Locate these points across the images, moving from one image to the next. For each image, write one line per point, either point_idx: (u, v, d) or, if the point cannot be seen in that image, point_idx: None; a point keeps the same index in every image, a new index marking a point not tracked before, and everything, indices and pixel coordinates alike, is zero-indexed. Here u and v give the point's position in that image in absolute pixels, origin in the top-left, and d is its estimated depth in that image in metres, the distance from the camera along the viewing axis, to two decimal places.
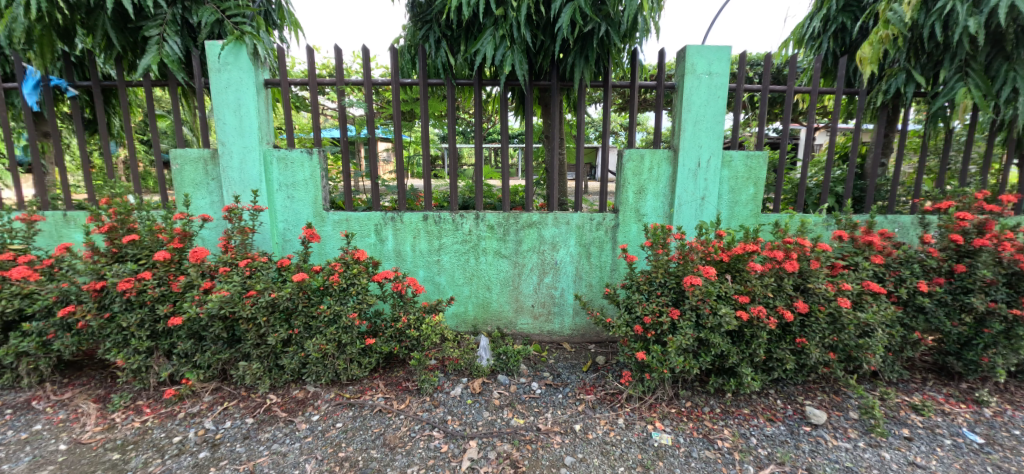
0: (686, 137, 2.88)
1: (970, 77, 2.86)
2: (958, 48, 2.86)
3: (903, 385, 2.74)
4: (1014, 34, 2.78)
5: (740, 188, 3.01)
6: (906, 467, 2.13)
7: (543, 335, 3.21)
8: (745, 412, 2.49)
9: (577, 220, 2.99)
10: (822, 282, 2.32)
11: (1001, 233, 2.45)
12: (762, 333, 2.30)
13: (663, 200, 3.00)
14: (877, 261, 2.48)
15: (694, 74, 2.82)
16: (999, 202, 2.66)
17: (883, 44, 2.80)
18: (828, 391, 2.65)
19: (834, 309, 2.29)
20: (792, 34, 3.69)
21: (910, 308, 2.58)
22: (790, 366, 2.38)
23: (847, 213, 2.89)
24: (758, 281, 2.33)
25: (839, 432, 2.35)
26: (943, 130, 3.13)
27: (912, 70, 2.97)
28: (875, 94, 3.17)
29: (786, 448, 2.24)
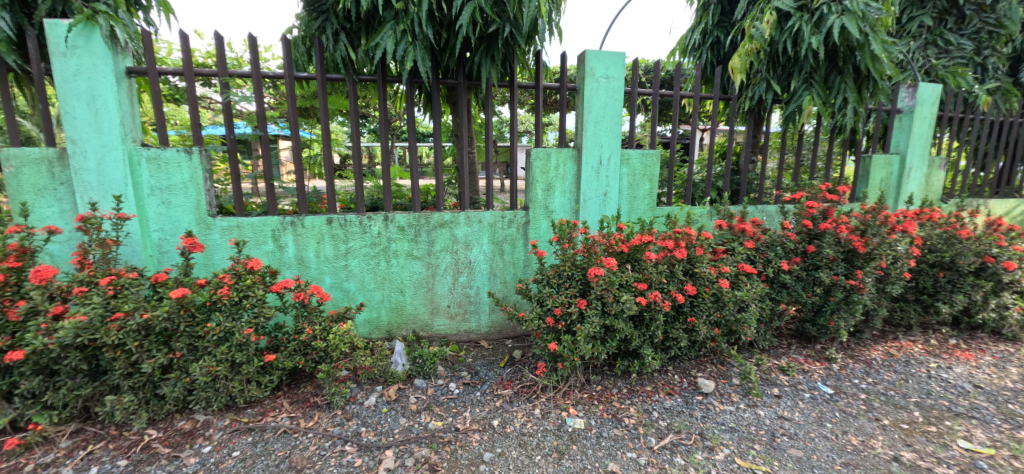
0: (588, 137, 3.04)
1: (814, 87, 3.39)
2: (805, 62, 3.35)
3: (774, 351, 3.17)
4: (843, 52, 3.33)
5: (638, 184, 3.25)
6: (776, 421, 2.47)
7: (460, 335, 3.21)
8: (648, 389, 2.72)
9: (489, 218, 3.03)
10: (705, 266, 2.60)
11: (839, 218, 2.94)
12: (659, 316, 2.51)
13: (569, 197, 3.13)
14: (749, 246, 2.83)
15: (593, 77, 2.98)
16: (838, 192, 3.17)
17: (749, 57, 3.19)
18: (716, 362, 2.98)
19: (717, 290, 2.58)
20: (678, 44, 4.07)
21: (776, 284, 3.00)
22: (683, 344, 2.62)
23: (725, 205, 3.25)
24: (653, 269, 2.55)
25: (724, 397, 2.66)
26: (797, 132, 3.66)
27: (770, 80, 3.43)
28: (744, 100, 3.59)
29: (682, 417, 2.48)
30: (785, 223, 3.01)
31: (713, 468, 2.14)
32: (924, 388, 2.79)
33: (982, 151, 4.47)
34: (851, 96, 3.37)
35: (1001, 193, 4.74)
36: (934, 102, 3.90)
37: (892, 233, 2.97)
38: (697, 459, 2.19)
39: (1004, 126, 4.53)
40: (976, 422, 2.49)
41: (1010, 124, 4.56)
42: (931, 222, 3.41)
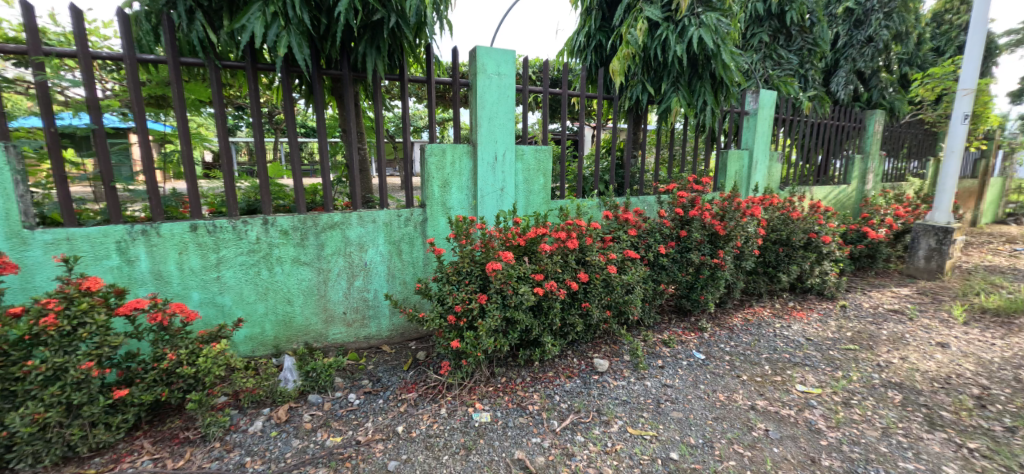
0: (483, 133, 3.04)
1: (679, 91, 3.76)
2: (673, 68, 3.71)
3: (658, 327, 3.51)
4: (703, 59, 3.74)
5: (532, 179, 3.34)
6: (661, 389, 2.73)
7: (359, 342, 3.04)
8: (550, 374, 2.84)
9: (383, 217, 2.90)
10: (595, 254, 2.78)
11: (704, 206, 3.34)
12: (556, 304, 2.61)
13: (466, 193, 3.11)
14: (632, 234, 3.08)
15: (485, 74, 2.99)
16: (702, 183, 3.59)
17: (627, 61, 3.45)
18: (609, 342, 3.22)
19: (606, 275, 2.77)
20: (565, 45, 4.28)
21: (657, 266, 3.31)
22: (579, 328, 2.77)
23: (612, 197, 3.50)
24: (549, 260, 2.64)
25: (617, 373, 2.88)
26: (669, 130, 4.06)
27: (645, 82, 3.75)
28: (624, 100, 3.89)
29: (581, 397, 2.64)
30: (661, 211, 3.34)
31: (609, 440, 2.31)
32: (773, 346, 3.30)
33: (807, 146, 5.35)
34: (709, 100, 3.82)
35: (821, 181, 5.72)
36: (772, 104, 4.58)
37: (743, 217, 3.47)
38: (595, 434, 2.35)
39: (823, 126, 5.44)
40: (809, 369, 3.01)
41: (827, 125, 5.49)
42: (772, 207, 4.02)
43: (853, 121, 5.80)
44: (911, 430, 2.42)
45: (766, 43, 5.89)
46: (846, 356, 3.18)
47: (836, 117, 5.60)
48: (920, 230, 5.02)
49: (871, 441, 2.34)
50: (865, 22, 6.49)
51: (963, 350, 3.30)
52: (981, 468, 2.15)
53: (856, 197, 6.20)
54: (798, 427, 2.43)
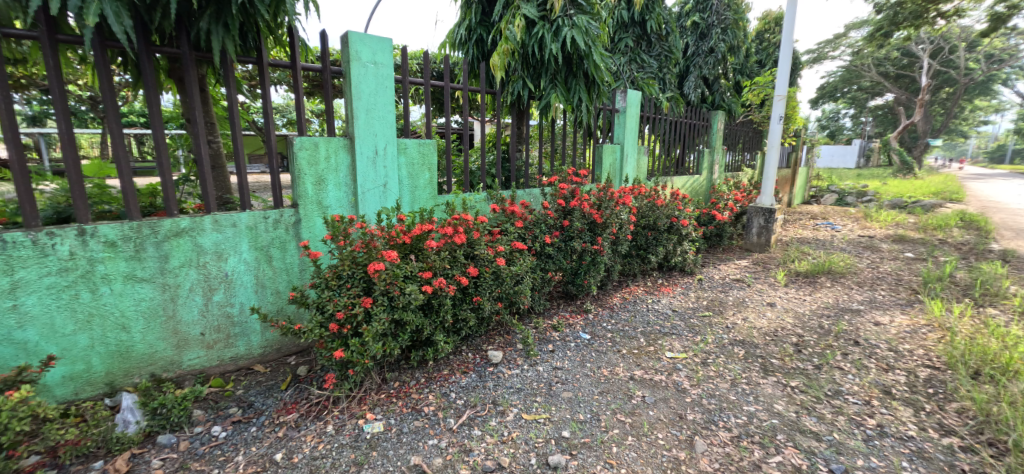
0: (360, 125, 2.83)
1: (557, 87, 3.92)
2: (550, 65, 3.84)
3: (547, 313, 3.66)
4: (577, 58, 3.94)
5: (417, 174, 3.21)
6: (552, 372, 2.85)
7: (225, 364, 2.66)
8: (444, 373, 2.79)
9: (246, 220, 2.55)
10: (483, 248, 2.77)
11: (582, 197, 3.54)
12: (446, 301, 2.55)
13: (345, 190, 2.87)
14: (519, 226, 3.14)
15: (359, 62, 2.77)
16: (581, 175, 3.80)
17: (506, 56, 3.48)
18: (502, 333, 3.27)
19: (495, 268, 2.78)
20: (446, 37, 4.19)
21: (543, 256, 3.43)
22: (472, 322, 2.75)
23: (498, 191, 3.52)
24: (436, 257, 2.55)
25: (511, 363, 2.94)
26: (550, 125, 4.21)
27: (525, 78, 3.83)
28: (506, 95, 3.92)
29: (477, 391, 2.64)
30: (545, 203, 3.46)
31: (505, 429, 2.34)
32: (646, 320, 3.64)
33: (667, 141, 5.97)
34: (584, 97, 4.04)
35: (679, 171, 6.44)
36: (638, 103, 5.01)
37: (617, 206, 3.75)
38: (492, 426, 2.36)
39: (679, 124, 6.12)
40: (676, 337, 3.39)
41: (682, 123, 6.19)
42: (641, 196, 4.42)
43: (702, 120, 6.62)
44: (751, 378, 2.87)
45: (631, 48, 6.46)
46: (703, 323, 3.64)
47: (689, 116, 6.34)
48: (753, 211, 5.94)
49: (724, 392, 2.71)
50: (708, 35, 7.48)
51: (785, 307, 4.01)
52: (800, 401, 2.63)
53: (706, 185, 7.11)
54: (668, 390, 2.72)
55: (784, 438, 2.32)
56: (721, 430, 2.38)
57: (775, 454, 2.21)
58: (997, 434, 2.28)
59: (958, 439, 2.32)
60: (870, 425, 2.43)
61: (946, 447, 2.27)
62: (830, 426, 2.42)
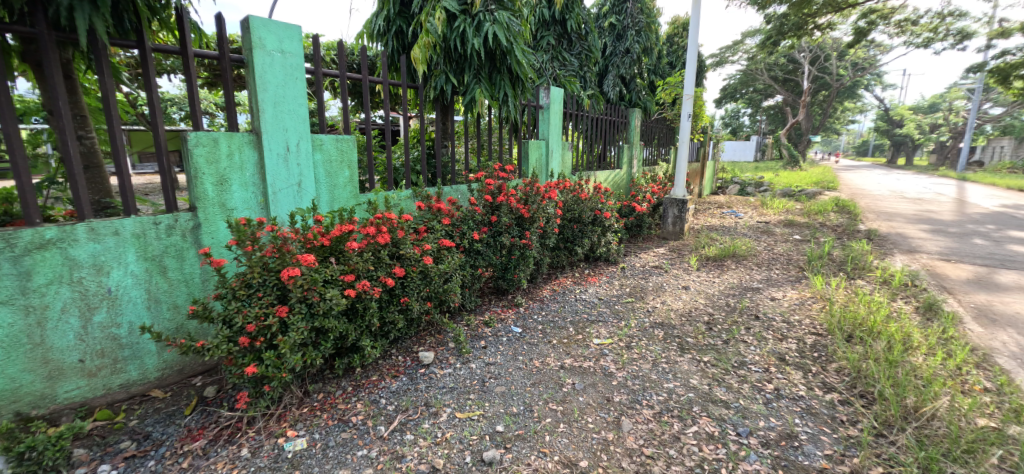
0: (267, 119, 2.60)
1: (481, 83, 3.88)
2: (473, 60, 3.80)
3: (479, 309, 3.64)
4: (500, 54, 3.93)
5: (336, 172, 3.01)
6: (485, 369, 2.83)
7: (115, 394, 2.33)
8: (373, 379, 2.67)
9: (131, 228, 2.25)
10: (410, 247, 2.67)
11: (509, 192, 3.54)
12: (372, 304, 2.43)
13: (252, 191, 2.62)
14: (445, 223, 3.07)
15: (264, 50, 2.54)
16: (507, 171, 3.80)
17: (427, 50, 3.38)
18: (433, 333, 3.19)
19: (423, 267, 2.69)
20: (364, 28, 3.97)
21: (472, 252, 3.39)
22: (400, 325, 2.65)
23: (424, 188, 3.42)
24: (358, 258, 2.41)
25: (443, 362, 2.88)
26: (476, 121, 4.16)
27: (448, 73, 3.74)
28: (429, 90, 3.81)
29: (408, 395, 2.55)
30: (471, 199, 3.41)
31: (438, 431, 2.29)
32: (574, 309, 3.75)
33: (590, 137, 6.17)
34: (509, 93, 4.04)
35: (601, 166, 6.68)
36: (561, 100, 5.12)
37: (543, 200, 3.81)
38: (424, 428, 2.30)
39: (599, 120, 6.35)
40: (602, 324, 3.52)
41: (602, 119, 6.42)
42: (566, 190, 4.53)
43: (621, 116, 6.92)
44: (670, 357, 3.05)
45: (553, 46, 6.57)
46: (626, 308, 3.82)
47: (609, 113, 6.59)
48: (668, 202, 6.33)
49: (646, 372, 2.86)
50: (624, 36, 7.84)
51: (698, 289, 4.33)
52: (712, 374, 2.85)
53: (627, 179, 7.45)
54: (596, 375, 2.81)
55: (699, 409, 2.50)
56: (644, 408, 2.51)
57: (692, 425, 2.38)
58: (866, 387, 2.64)
59: (838, 394, 2.64)
60: (769, 389, 2.69)
61: (828, 402, 2.57)
62: (737, 394, 2.64)
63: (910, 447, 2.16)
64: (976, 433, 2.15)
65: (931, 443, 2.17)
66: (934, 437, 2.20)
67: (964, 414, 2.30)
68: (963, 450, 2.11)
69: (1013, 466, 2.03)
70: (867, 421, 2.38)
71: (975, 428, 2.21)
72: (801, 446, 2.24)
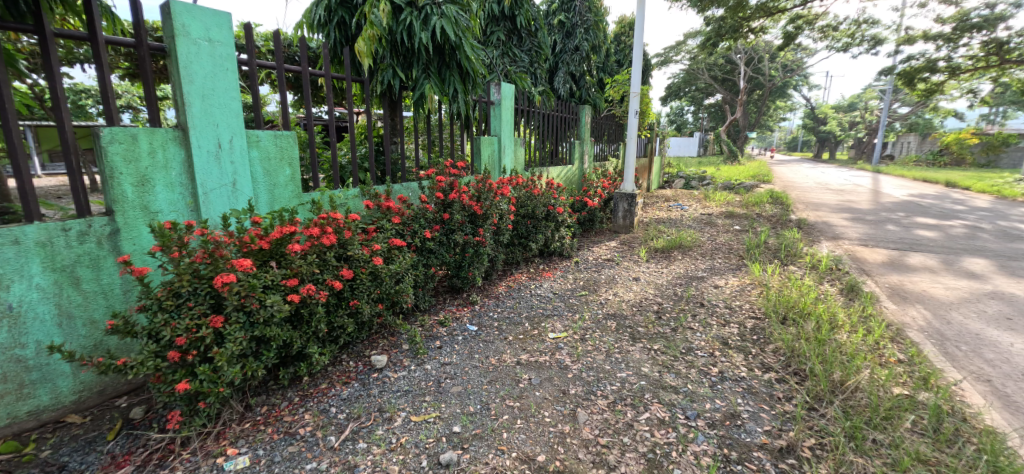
0: (194, 113, 2.40)
1: (430, 78, 3.79)
2: (421, 54, 3.70)
3: (433, 309, 3.57)
4: (449, 48, 3.86)
5: (275, 170, 2.84)
6: (441, 369, 2.77)
7: (22, 423, 2.08)
8: (322, 387, 2.55)
9: (35, 236, 2.01)
10: (358, 248, 2.55)
11: (461, 189, 3.48)
12: (318, 309, 2.31)
13: (180, 192, 2.42)
14: (396, 222, 2.97)
15: (188, 38, 2.34)
16: (458, 167, 3.74)
17: (372, 42, 3.25)
18: (386, 336, 3.09)
19: (373, 268, 2.59)
20: (304, 18, 3.76)
21: (425, 251, 3.31)
22: (350, 329, 2.54)
23: (372, 185, 3.29)
24: (302, 261, 2.28)
25: (397, 365, 2.80)
26: (426, 118, 4.07)
27: (395, 67, 3.62)
28: (376, 84, 3.67)
29: (361, 401, 2.45)
30: (422, 197, 3.32)
31: (393, 436, 2.22)
32: (530, 305, 3.76)
33: (541, 133, 6.19)
34: (459, 88, 3.97)
35: (554, 161, 6.73)
36: (512, 96, 5.10)
37: (496, 197, 3.78)
38: (378, 435, 2.22)
39: (551, 117, 6.39)
40: (557, 317, 3.55)
41: (554, 116, 6.47)
42: (519, 186, 4.52)
43: (572, 113, 7.01)
44: (623, 347, 3.12)
45: (503, 42, 6.53)
46: (580, 301, 3.88)
47: (560, 109, 6.65)
48: (619, 196, 6.48)
49: (600, 363, 2.91)
50: (573, 34, 7.94)
51: (648, 280, 4.47)
52: (662, 361, 2.94)
53: (578, 175, 7.56)
54: (552, 369, 2.83)
55: (651, 396, 2.57)
56: (598, 398, 2.55)
57: (644, 412, 2.44)
58: (799, 365, 2.81)
59: (775, 373, 2.80)
60: (714, 372, 2.81)
61: (767, 380, 2.72)
62: (685, 379, 2.74)
63: (838, 418, 2.32)
64: (893, 401, 2.35)
65: (856, 413, 2.34)
66: (858, 407, 2.38)
67: (882, 384, 2.50)
68: (882, 418, 2.29)
69: (924, 429, 2.24)
70: (801, 396, 2.54)
71: (891, 396, 2.41)
72: (743, 424, 2.35)
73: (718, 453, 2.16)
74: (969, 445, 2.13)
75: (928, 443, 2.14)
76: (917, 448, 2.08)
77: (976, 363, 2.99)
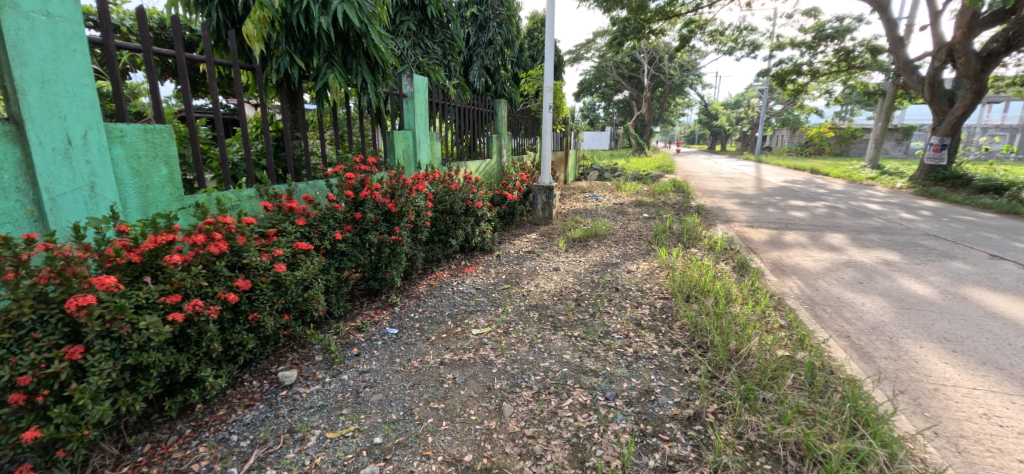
0: (31, 103, 1.99)
1: (334, 67, 3.54)
2: (321, 41, 3.42)
3: (349, 314, 3.35)
4: (352, 35, 3.61)
5: (147, 170, 2.45)
6: (360, 379, 2.60)
7: None
8: (220, 413, 2.27)
9: None
10: (255, 255, 2.28)
11: (373, 186, 3.28)
12: (209, 327, 2.04)
13: (16, 200, 2.00)
14: (300, 224, 2.71)
15: (17, 10, 1.93)
16: (369, 163, 3.52)
17: (263, 25, 2.92)
18: (296, 348, 2.84)
19: (274, 276, 2.34)
20: None
21: (336, 254, 3.07)
22: (251, 346, 2.29)
23: (270, 185, 2.98)
24: (184, 274, 2.00)
25: (309, 379, 2.57)
26: (331, 110, 3.79)
27: (292, 54, 3.29)
28: (270, 72, 3.31)
29: (268, 424, 2.22)
30: (330, 196, 3.07)
31: (306, 458, 2.03)
32: (452, 302, 3.67)
33: (458, 127, 6.07)
34: (367, 78, 3.74)
35: (472, 155, 6.64)
36: (425, 88, 4.93)
37: (411, 193, 3.62)
38: (289, 459, 2.02)
39: (467, 111, 6.29)
40: (480, 313, 3.50)
41: (469, 110, 6.38)
42: (436, 181, 4.38)
43: (488, 107, 6.97)
44: (545, 336, 3.15)
45: (413, 32, 6.29)
46: (503, 295, 3.86)
47: (476, 103, 6.58)
48: (537, 189, 6.56)
49: (523, 355, 2.91)
50: (486, 27, 7.89)
51: (566, 269, 4.58)
52: (582, 347, 3.01)
53: (498, 169, 7.54)
54: (476, 365, 2.77)
55: (572, 382, 2.62)
56: (523, 390, 2.54)
57: (567, 398, 2.48)
58: (702, 338, 3.03)
59: (682, 348, 2.99)
60: (629, 353, 2.94)
61: (675, 356, 2.90)
62: (604, 362, 2.83)
63: (734, 383, 2.53)
64: (777, 362, 2.61)
65: (748, 376, 2.57)
66: (750, 371, 2.61)
67: (769, 348, 2.77)
68: (770, 378, 2.53)
69: (802, 384, 2.51)
70: (704, 366, 2.73)
71: (776, 358, 2.67)
72: (657, 399, 2.47)
73: (635, 429, 2.25)
74: (836, 393, 2.42)
75: (805, 396, 2.40)
76: (797, 401, 2.31)
77: (838, 322, 3.44)
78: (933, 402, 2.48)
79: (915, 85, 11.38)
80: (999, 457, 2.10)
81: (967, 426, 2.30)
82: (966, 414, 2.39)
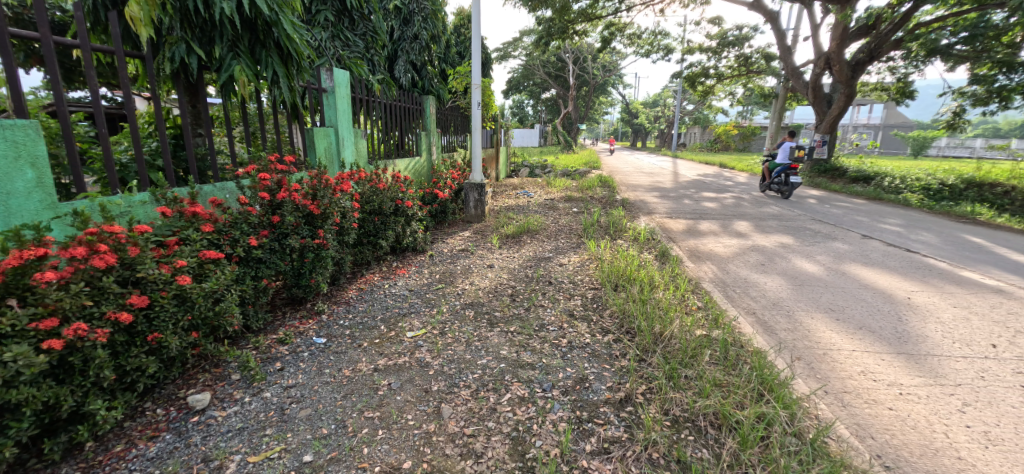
0: None
1: (240, 58, 3.25)
2: (223, 28, 3.11)
3: (270, 327, 3.10)
4: (261, 24, 3.32)
5: (8, 173, 2.09)
6: (285, 395, 2.41)
7: None
8: (118, 449, 2.00)
9: None
10: (153, 268, 2.02)
11: (291, 187, 3.05)
12: (96, 354, 1.78)
13: None
14: (207, 230, 2.45)
15: None
16: (286, 163, 3.28)
17: (151, 8, 2.60)
18: (208, 368, 2.57)
19: (177, 291, 2.08)
20: None
21: (251, 262, 2.81)
22: (151, 370, 2.03)
23: (169, 188, 2.67)
24: (61, 294, 1.73)
25: (225, 401, 2.34)
26: (239, 105, 3.47)
27: (190, 42, 2.95)
28: (162, 61, 2.95)
29: (177, 456, 1.99)
30: (242, 198, 2.81)
31: None
32: (384, 306, 3.52)
33: (384, 124, 5.84)
34: (279, 71, 3.48)
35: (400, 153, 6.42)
36: (347, 83, 4.67)
37: (334, 194, 3.42)
38: None
39: (393, 107, 6.07)
40: (414, 315, 3.39)
41: (396, 106, 6.16)
42: (362, 180, 4.18)
43: (415, 104, 6.78)
44: (480, 334, 3.12)
45: (331, 23, 5.96)
46: (437, 295, 3.78)
47: (403, 100, 6.37)
48: (468, 186, 6.49)
49: (460, 354, 2.86)
50: (410, 22, 7.67)
51: (500, 265, 4.58)
52: (518, 341, 3.02)
53: (428, 167, 7.36)
54: (412, 369, 2.68)
55: (510, 377, 2.61)
56: (461, 389, 2.49)
57: (505, 393, 2.47)
58: (630, 324, 3.16)
59: (612, 335, 3.09)
60: (563, 343, 2.99)
61: (605, 343, 2.99)
62: (539, 355, 2.85)
63: (660, 364, 2.66)
64: (696, 341, 2.78)
65: (672, 357, 2.71)
66: (674, 351, 2.76)
67: (688, 329, 2.95)
68: (690, 356, 2.69)
69: (717, 359, 2.70)
70: (633, 350, 2.85)
71: (694, 337, 2.85)
72: (591, 386, 2.53)
73: (572, 417, 2.29)
74: (746, 365, 2.62)
75: (721, 369, 2.57)
76: (714, 375, 2.48)
77: (746, 300, 3.76)
78: (822, 365, 2.77)
79: (802, 88, 12.74)
80: (875, 407, 2.39)
81: (850, 383, 2.59)
82: (848, 372, 2.70)
